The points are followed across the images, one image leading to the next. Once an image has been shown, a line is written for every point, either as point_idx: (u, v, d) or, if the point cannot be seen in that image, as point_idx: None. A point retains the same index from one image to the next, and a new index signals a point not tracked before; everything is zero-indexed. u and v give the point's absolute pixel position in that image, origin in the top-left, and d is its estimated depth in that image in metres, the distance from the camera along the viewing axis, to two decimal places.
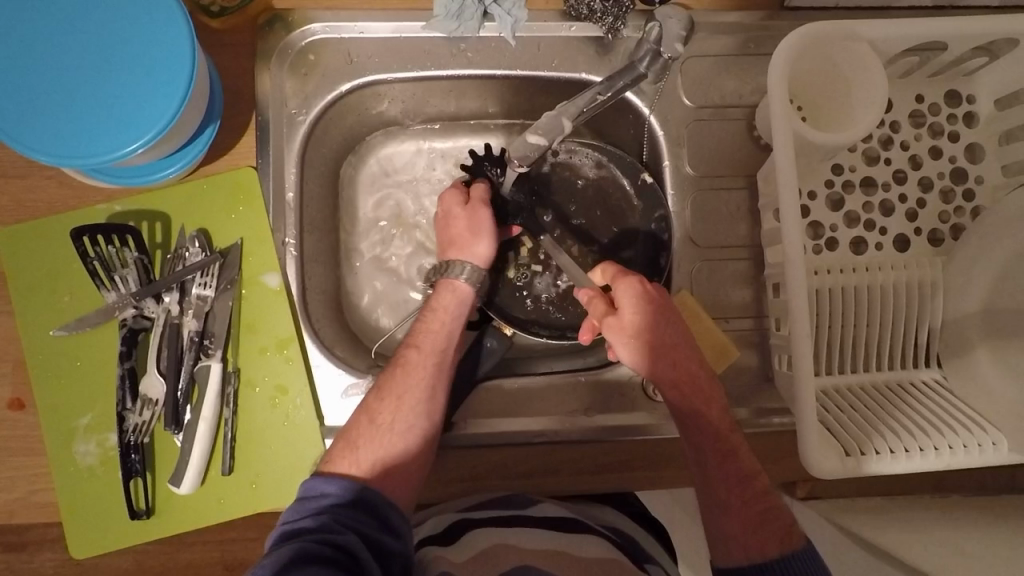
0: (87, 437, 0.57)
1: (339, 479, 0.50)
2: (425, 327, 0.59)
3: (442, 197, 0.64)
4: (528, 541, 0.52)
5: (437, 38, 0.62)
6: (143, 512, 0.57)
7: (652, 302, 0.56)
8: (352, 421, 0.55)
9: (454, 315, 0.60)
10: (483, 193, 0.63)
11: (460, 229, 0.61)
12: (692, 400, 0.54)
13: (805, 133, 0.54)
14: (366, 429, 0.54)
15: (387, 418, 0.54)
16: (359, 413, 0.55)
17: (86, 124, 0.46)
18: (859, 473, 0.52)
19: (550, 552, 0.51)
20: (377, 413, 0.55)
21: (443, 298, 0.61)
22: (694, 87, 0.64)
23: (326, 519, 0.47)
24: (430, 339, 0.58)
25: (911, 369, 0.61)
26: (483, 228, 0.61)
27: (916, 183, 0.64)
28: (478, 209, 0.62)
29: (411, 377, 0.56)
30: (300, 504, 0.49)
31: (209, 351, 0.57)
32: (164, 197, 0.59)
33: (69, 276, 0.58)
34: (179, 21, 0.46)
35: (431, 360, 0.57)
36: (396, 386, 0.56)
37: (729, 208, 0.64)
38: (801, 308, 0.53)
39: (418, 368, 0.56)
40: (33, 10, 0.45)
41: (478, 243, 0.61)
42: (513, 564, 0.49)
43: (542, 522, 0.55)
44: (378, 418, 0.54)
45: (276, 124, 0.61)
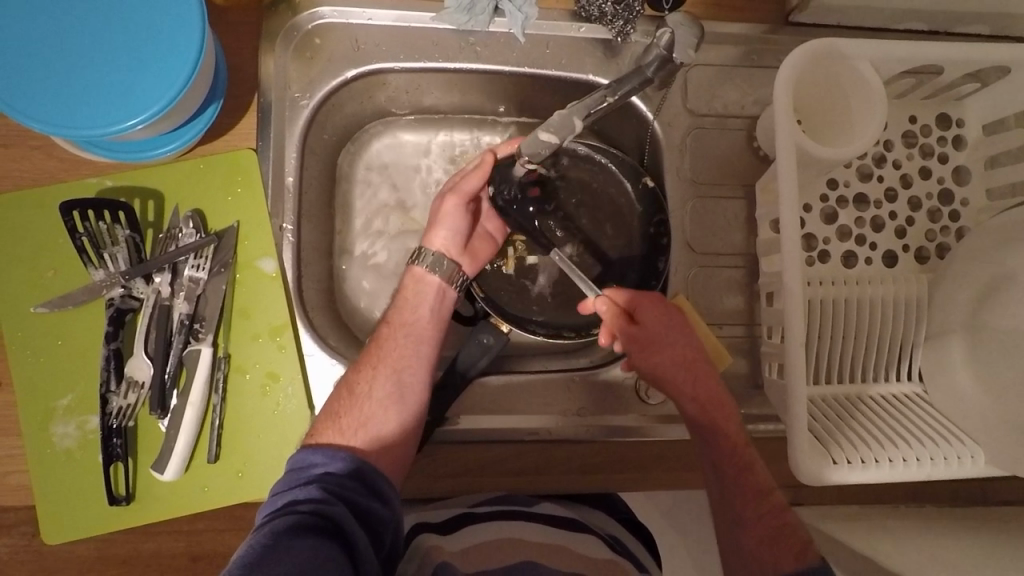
0: (66, 419, 0.55)
1: (326, 450, 0.50)
2: (397, 308, 0.59)
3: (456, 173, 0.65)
4: (533, 536, 0.54)
5: (446, 30, 0.62)
6: (123, 499, 0.55)
7: (672, 317, 0.58)
8: (332, 395, 0.55)
9: (423, 298, 0.60)
10: (469, 183, 0.60)
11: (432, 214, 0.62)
12: (711, 416, 0.55)
13: (807, 147, 0.55)
14: (346, 400, 0.54)
15: (367, 389, 0.55)
16: (340, 385, 0.55)
17: (86, 96, 0.44)
18: (847, 481, 0.54)
19: (554, 548, 0.54)
20: (355, 385, 0.55)
21: (406, 285, 0.60)
22: (697, 95, 0.65)
23: (314, 489, 0.46)
24: (401, 313, 0.59)
25: (893, 382, 0.63)
26: (446, 217, 0.61)
27: (906, 202, 0.66)
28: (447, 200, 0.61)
29: (386, 352, 0.57)
30: (289, 474, 0.49)
31: (198, 335, 0.56)
32: (158, 176, 0.57)
33: (53, 252, 0.56)
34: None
35: (402, 333, 0.58)
36: (372, 359, 0.56)
37: (726, 216, 0.65)
38: (796, 317, 0.54)
39: (392, 344, 0.57)
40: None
41: (436, 227, 0.62)
42: (516, 560, 0.52)
43: (545, 521, 0.57)
44: (357, 389, 0.55)
45: (278, 107, 0.59)
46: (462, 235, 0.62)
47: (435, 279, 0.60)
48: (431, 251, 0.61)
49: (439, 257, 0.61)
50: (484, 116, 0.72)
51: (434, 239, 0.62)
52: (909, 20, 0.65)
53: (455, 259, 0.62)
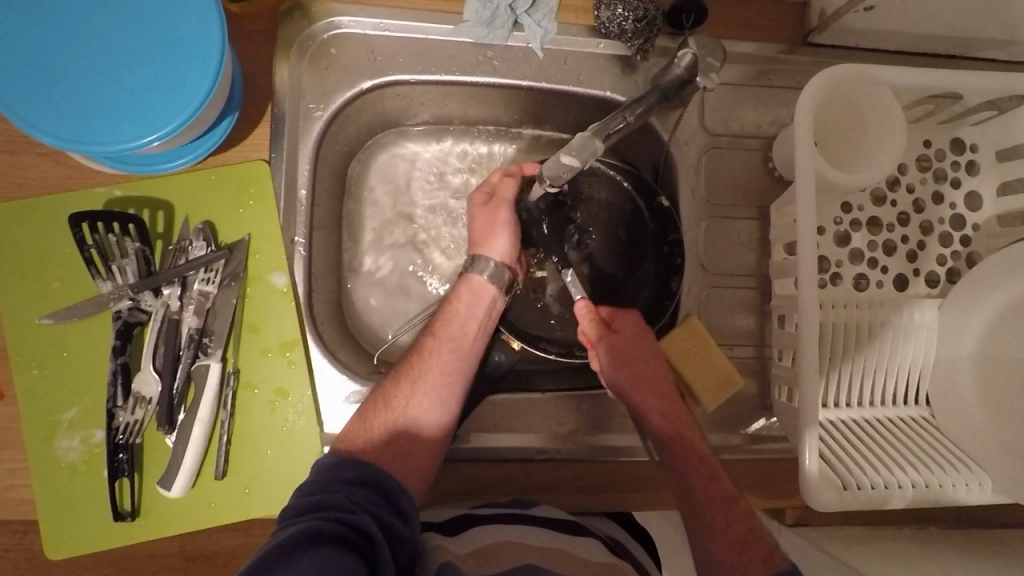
0: (71, 433, 0.54)
1: (354, 463, 0.49)
2: (445, 321, 0.59)
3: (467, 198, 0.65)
4: (534, 537, 0.52)
5: (464, 43, 0.61)
6: (128, 514, 0.54)
7: (644, 338, 0.62)
8: (365, 406, 0.55)
9: (476, 310, 0.60)
10: (510, 189, 0.63)
11: (482, 224, 0.62)
12: (679, 429, 0.57)
13: (826, 172, 0.55)
14: (381, 413, 0.54)
15: (406, 404, 0.54)
16: (378, 395, 0.55)
17: (102, 108, 0.43)
18: (856, 506, 0.54)
19: (555, 550, 0.52)
20: (392, 398, 0.55)
21: (461, 293, 0.60)
22: (715, 114, 0.65)
23: (342, 498, 0.45)
24: (446, 327, 0.59)
25: (900, 406, 0.63)
26: (502, 222, 0.62)
27: (918, 226, 0.66)
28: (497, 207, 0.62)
29: (429, 366, 0.57)
30: (314, 480, 0.48)
31: (208, 350, 0.55)
32: (168, 186, 0.56)
33: (59, 261, 0.55)
34: (212, 13, 0.44)
35: (447, 348, 0.58)
36: (413, 372, 0.56)
37: (739, 236, 0.65)
38: (812, 342, 0.54)
39: (436, 358, 0.57)
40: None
41: (493, 235, 0.62)
42: (516, 563, 0.50)
43: (547, 522, 0.55)
44: (393, 403, 0.54)
45: (292, 117, 0.58)
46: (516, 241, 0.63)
47: (490, 288, 0.61)
48: (492, 259, 0.61)
49: (499, 264, 0.61)
50: (499, 128, 0.71)
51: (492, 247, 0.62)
52: (928, 45, 0.65)
53: (513, 265, 0.63)
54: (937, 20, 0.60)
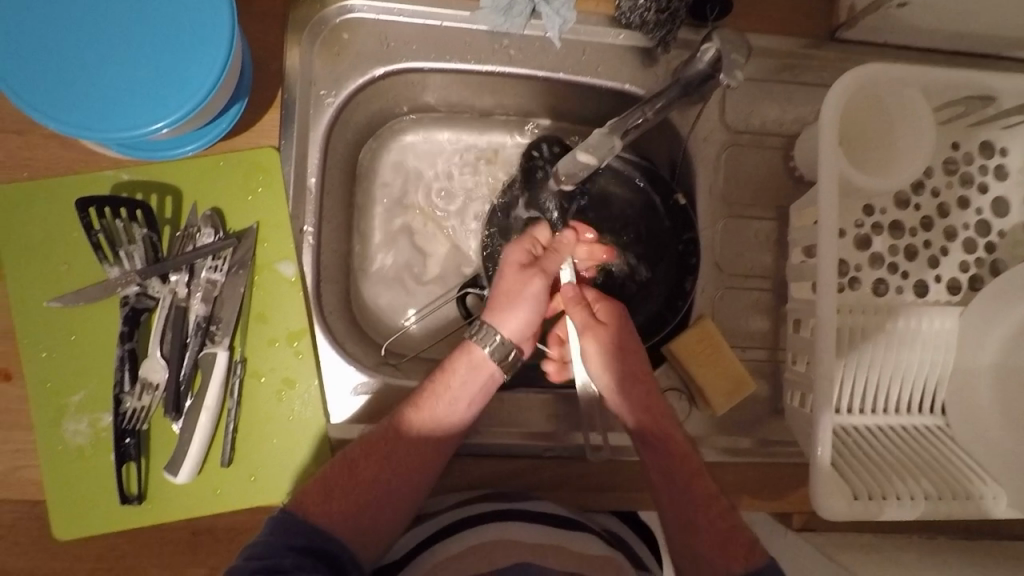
0: (78, 416, 0.55)
1: (308, 535, 0.48)
2: (436, 396, 0.54)
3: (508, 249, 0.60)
4: (526, 535, 0.54)
5: (480, 31, 0.60)
6: (134, 498, 0.54)
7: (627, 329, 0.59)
8: (333, 467, 0.52)
9: (467, 387, 0.55)
10: (554, 263, 0.60)
11: (510, 293, 0.57)
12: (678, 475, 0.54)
13: (849, 175, 0.53)
14: (344, 482, 0.51)
15: (369, 476, 0.52)
16: (342, 459, 0.52)
17: (109, 94, 0.42)
18: (867, 517, 0.53)
19: (548, 547, 0.54)
20: (358, 466, 0.52)
21: (457, 365, 0.55)
22: (736, 110, 0.63)
23: (292, 561, 0.45)
24: (434, 404, 0.54)
25: (915, 415, 0.62)
26: (531, 299, 0.57)
27: (941, 231, 0.64)
28: (534, 278, 0.58)
29: (404, 443, 0.53)
30: (266, 541, 0.46)
31: (214, 338, 0.55)
32: (176, 172, 0.56)
33: (67, 245, 0.55)
34: None
35: (429, 425, 0.53)
36: (386, 443, 0.53)
37: (756, 236, 0.64)
38: (827, 349, 0.52)
39: (414, 434, 0.53)
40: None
41: (516, 309, 0.57)
42: (511, 560, 0.54)
43: (541, 517, 0.55)
44: (360, 472, 0.52)
45: (303, 103, 0.57)
46: (536, 322, 0.58)
47: (490, 367, 0.56)
48: (500, 336, 0.56)
49: (506, 344, 0.57)
50: (517, 117, 0.69)
51: (508, 322, 0.57)
52: (960, 43, 0.62)
53: (520, 344, 0.58)
54: (971, 18, 0.58)
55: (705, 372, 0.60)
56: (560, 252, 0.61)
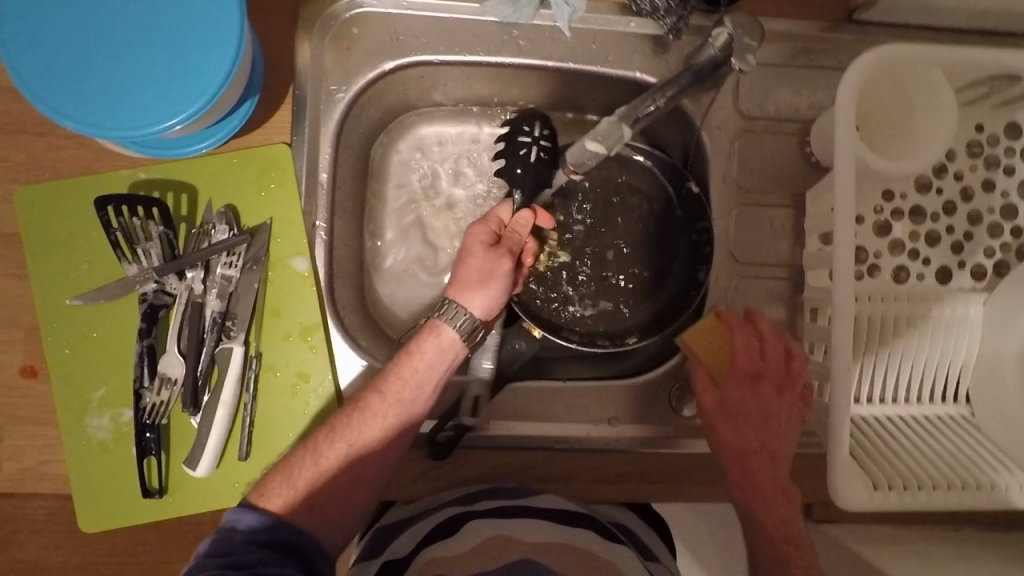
0: (101, 412, 0.56)
1: (274, 529, 0.45)
2: (401, 377, 0.51)
3: (469, 228, 0.56)
4: (528, 532, 0.55)
5: (489, 22, 0.59)
6: (155, 492, 0.55)
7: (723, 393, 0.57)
8: (297, 455, 0.49)
9: (435, 369, 0.52)
10: (519, 240, 0.57)
11: (478, 272, 0.54)
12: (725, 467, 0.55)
13: (867, 158, 0.52)
14: (312, 471, 0.48)
15: (334, 463, 0.48)
16: (304, 445, 0.49)
17: (124, 93, 0.42)
18: (885, 507, 0.52)
19: (550, 543, 0.54)
20: (323, 454, 0.49)
21: (424, 344, 0.52)
22: (749, 96, 0.62)
23: (256, 557, 0.42)
24: (400, 388, 0.51)
25: (937, 403, 0.60)
26: (499, 278, 0.54)
27: (965, 215, 0.62)
28: (502, 258, 0.54)
29: (370, 429, 0.49)
30: (227, 536, 0.43)
31: (231, 333, 0.55)
32: (191, 170, 0.56)
33: (87, 244, 0.56)
34: None
35: (395, 409, 0.50)
36: (352, 430, 0.49)
37: (772, 224, 0.62)
38: (844, 337, 0.52)
39: (380, 419, 0.50)
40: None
41: (485, 288, 0.53)
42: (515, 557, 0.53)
43: (542, 513, 0.56)
44: (327, 462, 0.48)
45: (313, 99, 0.58)
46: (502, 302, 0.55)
47: (457, 346, 0.52)
48: (467, 314, 0.52)
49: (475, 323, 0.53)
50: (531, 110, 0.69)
51: (476, 301, 0.53)
52: (983, 21, 0.61)
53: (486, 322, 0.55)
54: None
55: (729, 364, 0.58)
56: (522, 232, 0.57)
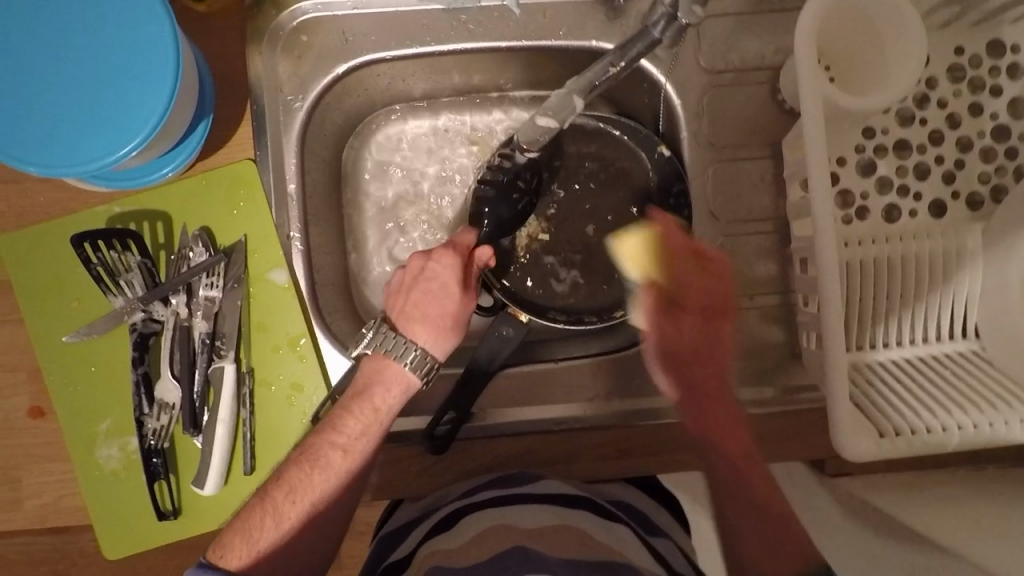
0: (109, 442, 0.57)
1: None
2: (359, 429, 0.52)
3: (436, 262, 0.56)
4: (526, 520, 0.51)
5: (437, 10, 0.59)
6: (170, 513, 0.57)
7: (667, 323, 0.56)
8: (255, 512, 0.49)
9: (391, 414, 0.53)
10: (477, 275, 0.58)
11: (446, 314, 0.55)
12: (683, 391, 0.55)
13: (835, 99, 0.50)
14: (273, 528, 0.49)
15: (296, 520, 0.50)
16: (263, 501, 0.50)
17: (74, 129, 0.43)
18: (891, 455, 0.50)
19: (548, 529, 0.50)
20: (283, 510, 0.50)
21: (387, 394, 0.53)
22: (712, 50, 0.60)
23: None
24: (359, 441, 0.52)
25: (944, 341, 0.58)
26: (463, 321, 0.56)
27: (954, 143, 0.60)
28: (469, 298, 0.56)
29: (329, 483, 0.51)
30: None
31: (221, 352, 0.56)
32: (162, 197, 0.57)
33: (74, 282, 0.57)
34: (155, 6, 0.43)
35: (354, 460, 0.52)
36: (312, 486, 0.51)
37: (752, 179, 0.61)
38: (833, 286, 0.50)
39: (339, 474, 0.51)
40: (13, 17, 0.42)
41: (452, 331, 0.55)
42: (510, 546, 0.48)
43: (542, 500, 0.54)
44: (288, 518, 0.50)
45: (271, 112, 0.58)
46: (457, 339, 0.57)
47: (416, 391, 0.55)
48: (433, 359, 0.54)
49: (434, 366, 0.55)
50: (498, 94, 0.68)
51: (443, 345, 0.55)
52: None
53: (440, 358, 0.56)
54: None
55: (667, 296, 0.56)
56: (482, 266, 0.59)
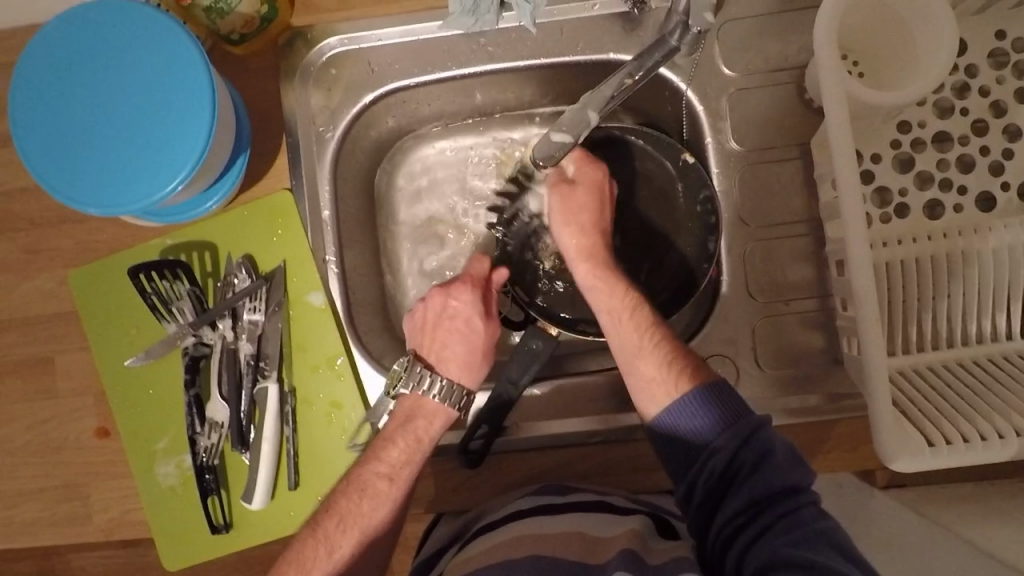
0: (166, 460, 0.61)
1: None
2: (402, 457, 0.53)
3: (457, 297, 0.57)
4: (546, 527, 0.49)
5: (456, 35, 0.61)
6: (223, 527, 0.60)
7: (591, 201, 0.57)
8: (305, 542, 0.50)
9: (433, 436, 0.54)
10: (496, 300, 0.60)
11: (472, 346, 0.57)
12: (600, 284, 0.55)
13: (860, 95, 0.49)
14: (323, 555, 0.50)
15: (345, 551, 0.51)
16: (314, 530, 0.51)
17: (128, 170, 0.48)
18: (943, 464, 0.47)
19: (570, 534, 0.48)
20: (334, 543, 0.51)
21: (429, 423, 0.54)
22: (733, 53, 0.59)
23: None
24: (403, 469, 0.53)
25: (1005, 341, 0.54)
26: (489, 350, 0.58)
27: (1000, 132, 0.57)
28: (493, 327, 0.58)
29: (376, 511, 0.52)
30: None
31: (265, 373, 0.59)
32: (209, 228, 0.61)
33: (133, 311, 0.62)
34: (191, 50, 0.47)
35: (400, 489, 0.52)
36: (359, 516, 0.51)
37: (782, 181, 0.59)
38: (866, 286, 0.48)
39: (383, 504, 0.52)
40: (75, 75, 0.48)
41: (482, 362, 0.57)
42: (530, 552, 0.46)
43: (566, 508, 0.52)
44: (337, 550, 0.50)
45: (305, 144, 0.61)
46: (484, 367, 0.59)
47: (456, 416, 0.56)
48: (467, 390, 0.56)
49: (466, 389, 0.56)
50: (523, 111, 0.69)
51: (474, 376, 0.57)
52: None
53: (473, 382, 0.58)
54: None
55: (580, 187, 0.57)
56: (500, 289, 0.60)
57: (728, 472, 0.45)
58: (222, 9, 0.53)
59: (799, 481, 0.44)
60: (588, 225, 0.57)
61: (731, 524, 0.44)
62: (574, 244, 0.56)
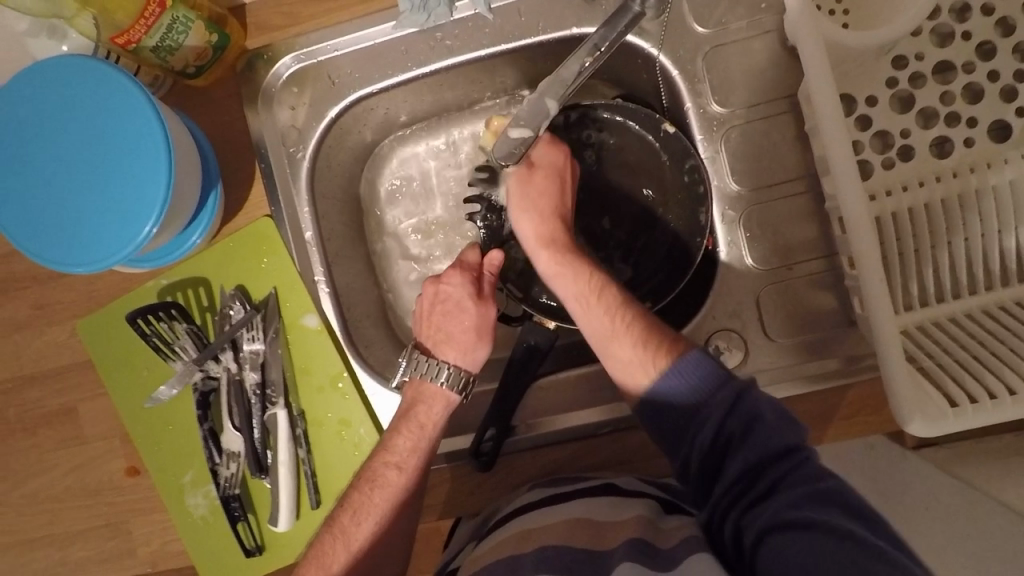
0: (195, 491, 0.63)
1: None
2: (410, 443, 0.53)
3: (447, 283, 0.56)
4: (551, 517, 0.49)
5: (412, 33, 0.58)
6: (254, 549, 0.62)
7: (552, 190, 0.56)
8: (323, 540, 0.51)
9: (437, 417, 0.54)
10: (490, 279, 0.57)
11: (467, 328, 0.55)
12: (566, 268, 0.53)
13: (837, 38, 0.46)
14: (341, 550, 0.50)
15: (365, 541, 0.51)
16: (332, 526, 0.52)
17: (101, 224, 0.48)
18: (970, 425, 0.43)
19: (575, 522, 0.48)
20: (350, 532, 0.51)
21: (431, 407, 0.54)
22: (704, 9, 0.55)
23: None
24: (412, 457, 0.53)
25: None
26: (486, 330, 0.56)
27: (1010, 53, 0.51)
28: (488, 307, 0.56)
29: (388, 501, 0.52)
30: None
31: (272, 400, 0.60)
32: (199, 263, 0.61)
33: (141, 353, 0.63)
34: (138, 96, 0.47)
35: (410, 476, 0.53)
36: (373, 503, 0.52)
37: (772, 138, 0.56)
38: (867, 247, 0.45)
39: (394, 493, 0.52)
40: (36, 143, 0.48)
41: (479, 344, 0.55)
42: (538, 544, 0.46)
43: (573, 496, 0.51)
44: (354, 542, 0.51)
45: (278, 168, 0.60)
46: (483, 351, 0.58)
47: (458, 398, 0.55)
48: (467, 374, 0.55)
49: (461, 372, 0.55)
50: (501, 96, 0.66)
51: (474, 358, 0.55)
52: None
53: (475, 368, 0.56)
54: None
55: (536, 177, 0.55)
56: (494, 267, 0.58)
57: (720, 440, 0.43)
58: (170, 47, 0.53)
59: (792, 440, 0.42)
60: (545, 211, 0.55)
61: (730, 491, 0.42)
62: (532, 232, 0.55)
